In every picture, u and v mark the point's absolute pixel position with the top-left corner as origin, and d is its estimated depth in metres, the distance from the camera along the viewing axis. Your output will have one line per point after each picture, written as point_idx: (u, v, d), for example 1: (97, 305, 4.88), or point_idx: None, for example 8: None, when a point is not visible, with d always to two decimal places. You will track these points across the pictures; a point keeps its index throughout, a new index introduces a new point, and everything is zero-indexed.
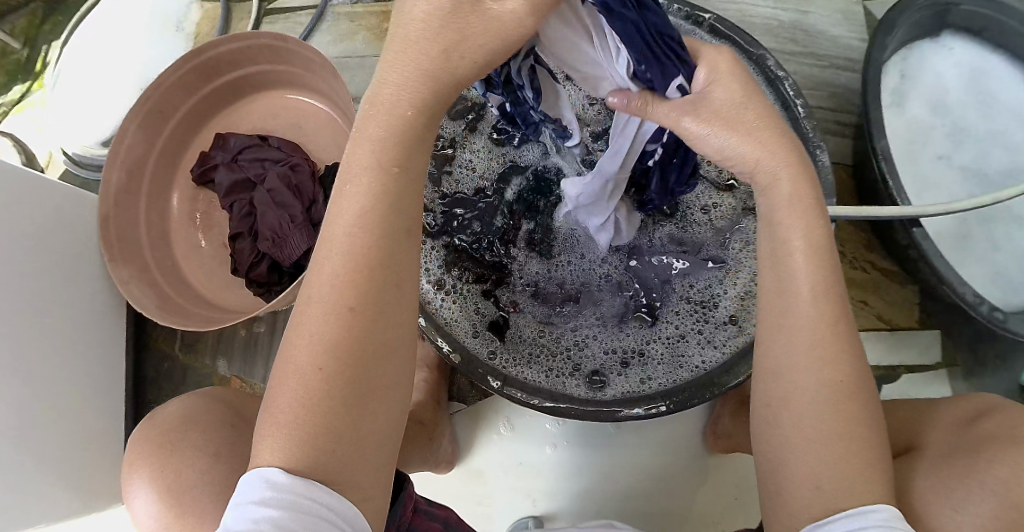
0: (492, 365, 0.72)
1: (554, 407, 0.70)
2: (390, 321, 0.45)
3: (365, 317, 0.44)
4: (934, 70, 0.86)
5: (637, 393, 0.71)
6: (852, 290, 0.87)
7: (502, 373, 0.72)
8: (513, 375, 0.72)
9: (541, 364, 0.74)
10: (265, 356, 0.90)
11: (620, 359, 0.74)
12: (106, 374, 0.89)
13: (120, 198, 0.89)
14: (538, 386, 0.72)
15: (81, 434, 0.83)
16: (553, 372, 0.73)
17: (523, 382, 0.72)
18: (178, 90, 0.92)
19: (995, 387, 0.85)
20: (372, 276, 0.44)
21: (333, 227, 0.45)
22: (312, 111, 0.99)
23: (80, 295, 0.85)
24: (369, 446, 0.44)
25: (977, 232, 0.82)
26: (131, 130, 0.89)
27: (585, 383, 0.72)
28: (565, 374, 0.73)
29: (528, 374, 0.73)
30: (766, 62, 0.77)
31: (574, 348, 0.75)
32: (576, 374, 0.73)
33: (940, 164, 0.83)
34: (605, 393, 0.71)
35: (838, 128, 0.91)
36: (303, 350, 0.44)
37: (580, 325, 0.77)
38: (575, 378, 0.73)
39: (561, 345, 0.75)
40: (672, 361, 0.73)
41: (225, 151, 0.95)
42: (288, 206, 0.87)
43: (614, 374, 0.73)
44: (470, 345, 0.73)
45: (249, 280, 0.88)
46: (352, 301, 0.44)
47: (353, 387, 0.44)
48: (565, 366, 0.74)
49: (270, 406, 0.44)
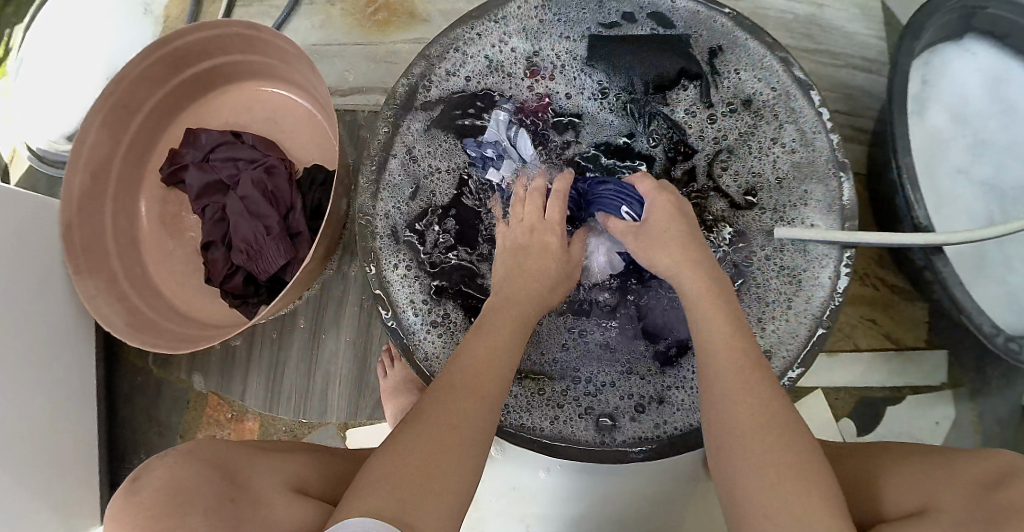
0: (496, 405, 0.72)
1: (557, 450, 0.69)
2: (476, 409, 0.54)
3: (464, 404, 0.53)
4: (955, 77, 0.81)
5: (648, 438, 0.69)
6: (861, 308, 0.85)
7: (505, 413, 0.71)
8: (520, 420, 0.71)
9: (549, 404, 0.73)
10: (243, 372, 0.86)
11: (633, 403, 0.72)
12: (79, 390, 0.85)
13: (84, 203, 0.83)
14: (546, 431, 0.70)
15: (57, 455, 0.79)
16: (561, 412, 0.72)
17: (528, 423, 0.71)
18: (144, 82, 0.85)
19: (1000, 408, 0.82)
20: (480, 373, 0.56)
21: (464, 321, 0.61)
22: (288, 105, 0.91)
23: (45, 308, 0.80)
24: (441, 514, 0.47)
25: (992, 251, 0.78)
26: (94, 128, 0.83)
27: (593, 424, 0.71)
28: (573, 418, 0.71)
29: (534, 414, 0.72)
30: (791, 67, 0.74)
31: (586, 391, 0.74)
32: (583, 416, 0.72)
33: (959, 179, 0.79)
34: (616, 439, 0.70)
35: (852, 134, 0.86)
36: (407, 433, 0.51)
37: (596, 367, 0.75)
38: (585, 421, 0.71)
39: (574, 387, 0.74)
40: (687, 403, 0.71)
41: (196, 149, 0.88)
42: (262, 216, 0.80)
43: (625, 418, 0.71)
44: None
45: (224, 292, 0.83)
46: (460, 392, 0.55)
47: (433, 459, 0.49)
48: (573, 406, 0.72)
49: (368, 477, 0.49)
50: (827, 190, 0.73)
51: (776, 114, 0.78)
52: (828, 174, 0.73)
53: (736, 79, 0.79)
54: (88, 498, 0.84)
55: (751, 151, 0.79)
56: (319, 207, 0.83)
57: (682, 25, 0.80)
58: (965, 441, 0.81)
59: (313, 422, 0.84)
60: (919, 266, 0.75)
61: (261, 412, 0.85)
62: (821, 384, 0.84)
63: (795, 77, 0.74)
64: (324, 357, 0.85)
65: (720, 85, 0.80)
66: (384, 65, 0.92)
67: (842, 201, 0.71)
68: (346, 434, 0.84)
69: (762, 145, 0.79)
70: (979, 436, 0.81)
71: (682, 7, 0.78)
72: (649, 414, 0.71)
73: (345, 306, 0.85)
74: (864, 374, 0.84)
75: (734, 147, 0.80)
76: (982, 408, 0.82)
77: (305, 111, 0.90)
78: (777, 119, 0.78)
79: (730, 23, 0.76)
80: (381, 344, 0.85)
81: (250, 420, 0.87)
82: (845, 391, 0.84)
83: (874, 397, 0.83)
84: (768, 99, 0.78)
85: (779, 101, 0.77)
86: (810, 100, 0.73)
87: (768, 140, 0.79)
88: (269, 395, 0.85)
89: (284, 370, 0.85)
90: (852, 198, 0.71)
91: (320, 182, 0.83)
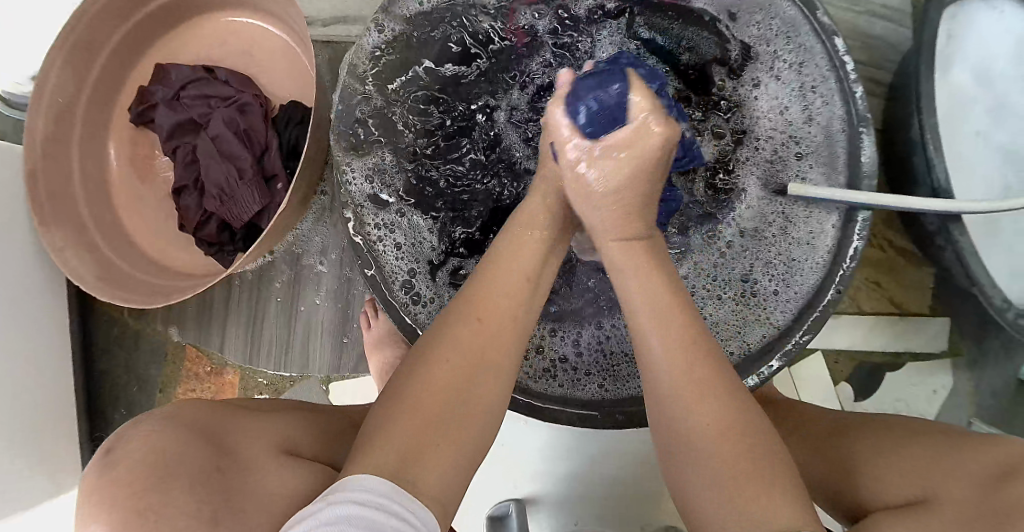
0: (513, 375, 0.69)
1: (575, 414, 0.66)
2: None
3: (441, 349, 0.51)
4: (983, 32, 0.74)
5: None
6: (867, 270, 0.82)
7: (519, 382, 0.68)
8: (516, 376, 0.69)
9: (558, 371, 0.70)
10: (222, 323, 0.83)
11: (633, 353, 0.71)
12: (53, 343, 0.81)
13: (49, 146, 0.78)
14: (541, 390, 0.69)
15: (35, 411, 0.77)
16: (570, 379, 0.70)
17: (539, 390, 0.68)
18: (107, 15, 0.78)
19: (997, 379, 0.80)
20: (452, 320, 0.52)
21: None
22: (265, 39, 0.83)
23: (11, 257, 0.75)
24: None
25: (1006, 220, 0.74)
26: (55, 66, 0.76)
27: (602, 383, 0.69)
28: (582, 378, 0.70)
29: (542, 382, 0.69)
30: (817, 12, 0.67)
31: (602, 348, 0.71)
32: (592, 377, 0.70)
33: (977, 143, 0.74)
34: (619, 391, 0.68)
35: (871, 86, 0.81)
36: None
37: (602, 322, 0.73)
38: (594, 380, 0.69)
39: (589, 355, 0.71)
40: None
41: (166, 87, 0.82)
42: (234, 159, 0.75)
43: (624, 365, 0.70)
44: None
45: (199, 240, 0.79)
46: None
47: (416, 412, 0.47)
48: (579, 372, 0.70)
49: None
50: (835, 147, 0.70)
51: (793, 85, 0.74)
52: (844, 129, 0.68)
53: (755, 59, 0.75)
54: (70, 451, 0.82)
55: (756, 144, 0.76)
56: (297, 147, 0.78)
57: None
58: (957, 411, 0.81)
59: (296, 374, 0.82)
60: (931, 231, 0.73)
61: (243, 364, 0.83)
62: (823, 347, 0.82)
63: (817, 22, 0.67)
64: (305, 307, 0.82)
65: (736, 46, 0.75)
66: None
67: (859, 157, 0.67)
68: (329, 388, 0.83)
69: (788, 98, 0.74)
70: (972, 407, 0.80)
71: None
72: None
73: (326, 255, 0.82)
74: (868, 337, 0.82)
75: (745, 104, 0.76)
76: (979, 378, 0.81)
77: (280, 43, 0.83)
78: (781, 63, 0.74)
79: None
80: (362, 292, 0.81)
81: (230, 373, 0.85)
82: (846, 355, 0.82)
83: (874, 363, 0.82)
84: (777, 46, 0.73)
85: (795, 62, 0.73)
86: (833, 48, 0.67)
87: (785, 121, 0.75)
88: (251, 346, 0.82)
89: (263, 320, 0.82)
90: (870, 154, 0.66)
91: (297, 121, 0.78)
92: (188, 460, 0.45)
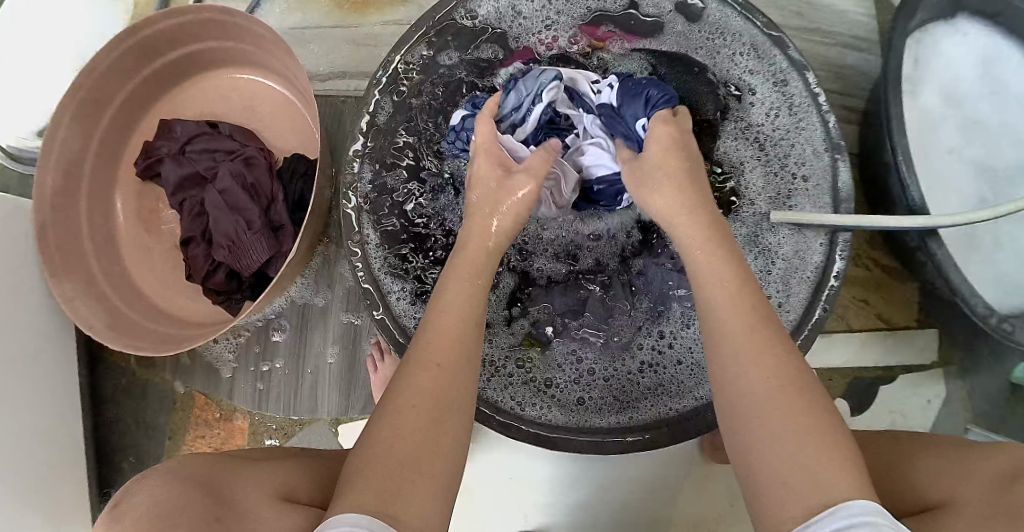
0: (519, 410, 0.71)
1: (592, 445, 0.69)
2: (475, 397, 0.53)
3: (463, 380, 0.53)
4: (948, 56, 0.79)
5: (669, 417, 0.70)
6: (854, 288, 0.86)
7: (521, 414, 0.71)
8: (518, 410, 0.71)
9: (556, 404, 0.72)
10: (231, 371, 0.84)
11: (636, 385, 0.72)
12: (66, 392, 0.83)
13: (57, 201, 0.80)
14: (555, 421, 0.71)
15: (43, 463, 0.77)
16: (569, 410, 0.71)
17: (542, 421, 0.70)
18: (112, 74, 0.82)
19: (990, 385, 0.83)
20: (458, 349, 0.54)
21: (457, 299, 0.57)
22: (267, 93, 0.87)
23: (21, 310, 0.77)
24: (444, 501, 0.48)
25: (984, 230, 0.78)
26: (63, 123, 0.79)
27: (609, 409, 0.71)
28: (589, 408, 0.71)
29: (545, 412, 0.71)
30: (788, 47, 0.75)
31: (601, 372, 0.73)
32: (590, 405, 0.72)
33: (951, 159, 0.78)
34: (629, 418, 0.70)
35: (846, 113, 0.85)
36: None
37: (595, 342, 0.74)
38: (597, 409, 0.71)
39: (588, 381, 0.73)
40: (685, 384, 0.72)
41: (171, 142, 0.85)
42: (242, 210, 0.78)
43: (632, 392, 0.72)
44: (495, 393, 0.72)
45: (206, 289, 0.81)
46: (441, 360, 0.53)
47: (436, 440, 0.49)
48: (572, 402, 0.72)
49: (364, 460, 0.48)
50: (818, 176, 0.73)
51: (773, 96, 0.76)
52: (825, 151, 0.73)
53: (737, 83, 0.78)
54: (79, 503, 0.82)
55: (760, 159, 0.76)
56: (302, 199, 0.81)
57: (659, 17, 0.79)
58: (956, 417, 0.83)
59: (304, 418, 0.83)
60: (911, 246, 0.76)
61: (251, 409, 0.84)
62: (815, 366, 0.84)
63: (790, 58, 0.75)
64: (313, 352, 0.84)
65: (715, 78, 0.78)
66: (364, 51, 0.88)
67: (837, 184, 0.72)
68: (339, 431, 0.83)
69: (767, 116, 0.76)
70: (968, 414, 0.83)
71: (683, 26, 0.79)
72: (673, 385, 0.72)
73: (332, 300, 0.84)
74: (861, 354, 0.84)
75: (734, 132, 0.77)
76: (972, 385, 0.83)
77: (280, 97, 0.87)
78: (757, 89, 0.77)
79: (725, 12, 0.77)
80: (367, 336, 0.84)
81: (239, 419, 0.85)
82: (840, 372, 0.84)
83: (869, 377, 0.84)
84: (756, 79, 0.77)
85: (774, 70, 0.76)
86: (806, 81, 0.74)
87: (776, 128, 0.76)
88: (259, 392, 0.84)
89: (272, 366, 0.84)
90: (847, 183, 0.71)
91: (302, 172, 0.82)
92: (202, 501, 0.48)
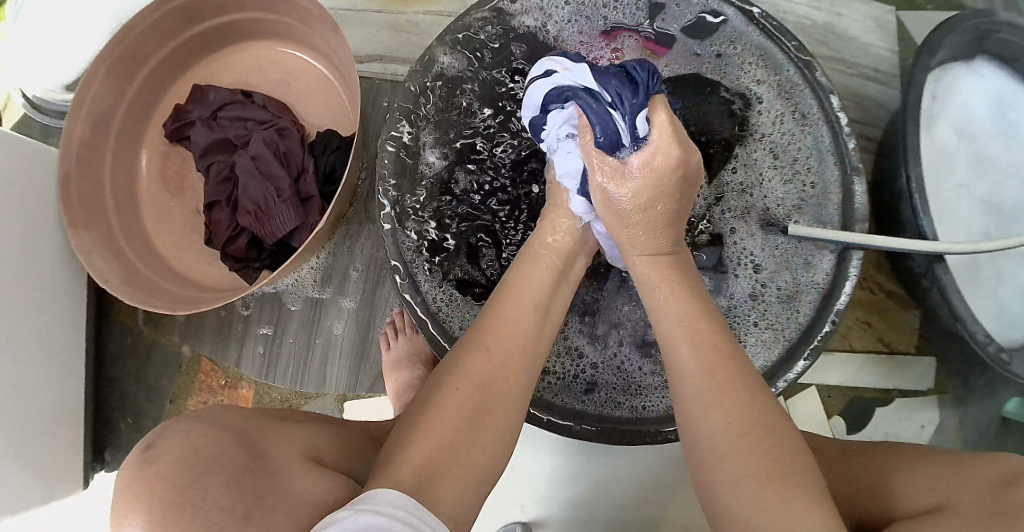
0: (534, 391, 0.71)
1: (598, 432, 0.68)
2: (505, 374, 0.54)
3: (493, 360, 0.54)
4: (965, 96, 0.83)
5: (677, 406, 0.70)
6: (859, 310, 0.88)
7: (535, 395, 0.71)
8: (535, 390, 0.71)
9: (568, 389, 0.72)
10: (240, 340, 0.84)
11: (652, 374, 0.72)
12: (70, 346, 0.82)
13: (83, 151, 0.80)
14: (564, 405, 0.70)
15: (42, 414, 0.76)
16: (580, 396, 0.71)
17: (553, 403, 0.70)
18: (153, 33, 0.82)
19: (982, 416, 0.86)
20: None
21: None
22: (304, 69, 0.88)
23: (37, 258, 0.76)
24: (472, 469, 0.48)
25: (988, 265, 0.81)
26: (98, 76, 0.79)
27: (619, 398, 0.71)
28: (600, 395, 0.71)
29: (557, 395, 0.71)
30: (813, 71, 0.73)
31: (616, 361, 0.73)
32: (600, 393, 0.72)
33: (961, 194, 0.81)
34: (640, 408, 0.70)
35: (864, 142, 0.88)
36: None
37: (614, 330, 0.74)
38: (607, 399, 0.71)
39: (602, 367, 0.73)
40: None
41: (203, 106, 0.85)
42: (273, 178, 0.79)
43: (644, 383, 0.72)
44: None
45: (226, 255, 0.81)
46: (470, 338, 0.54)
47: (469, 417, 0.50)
48: (582, 388, 0.72)
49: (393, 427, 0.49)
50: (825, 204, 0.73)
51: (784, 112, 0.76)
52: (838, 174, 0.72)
53: (751, 99, 0.78)
54: (71, 459, 0.81)
55: (776, 168, 0.77)
56: (331, 173, 0.81)
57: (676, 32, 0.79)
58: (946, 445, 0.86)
59: (311, 392, 0.83)
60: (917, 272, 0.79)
61: (257, 378, 0.84)
62: (815, 381, 0.87)
63: (814, 80, 0.73)
64: (325, 325, 0.84)
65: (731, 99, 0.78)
66: (404, 36, 0.90)
67: (852, 202, 0.71)
68: (344, 407, 0.84)
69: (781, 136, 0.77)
70: (959, 441, 0.85)
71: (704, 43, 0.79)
72: None
73: (348, 277, 0.84)
74: (859, 374, 0.87)
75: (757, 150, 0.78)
76: (964, 414, 0.86)
77: (316, 73, 0.88)
78: (773, 108, 0.77)
79: (745, 24, 0.75)
80: (382, 315, 0.84)
81: (244, 388, 0.85)
82: (837, 391, 0.87)
83: (867, 397, 0.87)
84: (768, 97, 0.77)
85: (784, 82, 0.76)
86: (830, 106, 0.72)
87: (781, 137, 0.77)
88: (267, 363, 0.84)
89: (283, 338, 0.84)
90: (864, 200, 0.70)
91: (333, 146, 0.82)
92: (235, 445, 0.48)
